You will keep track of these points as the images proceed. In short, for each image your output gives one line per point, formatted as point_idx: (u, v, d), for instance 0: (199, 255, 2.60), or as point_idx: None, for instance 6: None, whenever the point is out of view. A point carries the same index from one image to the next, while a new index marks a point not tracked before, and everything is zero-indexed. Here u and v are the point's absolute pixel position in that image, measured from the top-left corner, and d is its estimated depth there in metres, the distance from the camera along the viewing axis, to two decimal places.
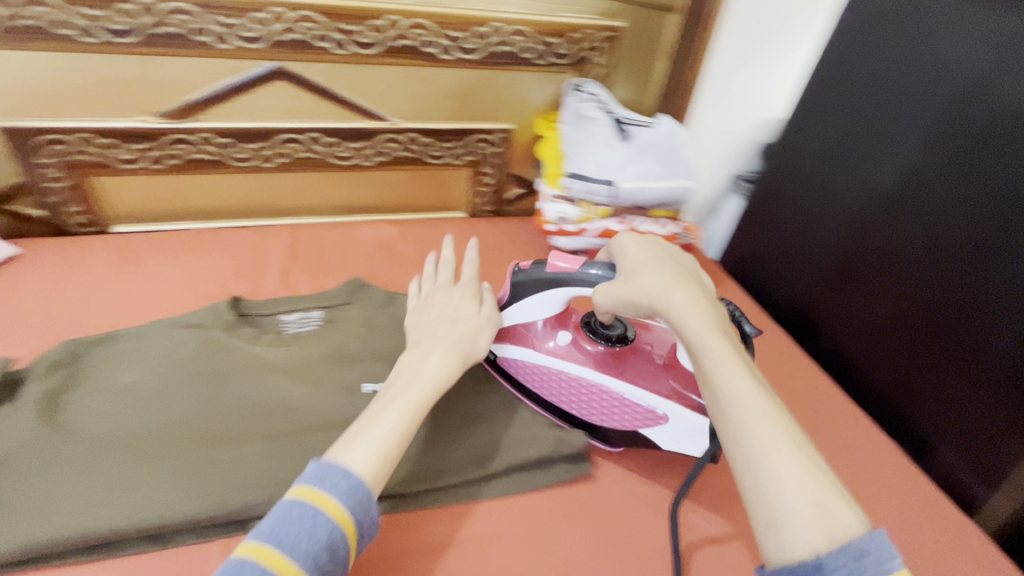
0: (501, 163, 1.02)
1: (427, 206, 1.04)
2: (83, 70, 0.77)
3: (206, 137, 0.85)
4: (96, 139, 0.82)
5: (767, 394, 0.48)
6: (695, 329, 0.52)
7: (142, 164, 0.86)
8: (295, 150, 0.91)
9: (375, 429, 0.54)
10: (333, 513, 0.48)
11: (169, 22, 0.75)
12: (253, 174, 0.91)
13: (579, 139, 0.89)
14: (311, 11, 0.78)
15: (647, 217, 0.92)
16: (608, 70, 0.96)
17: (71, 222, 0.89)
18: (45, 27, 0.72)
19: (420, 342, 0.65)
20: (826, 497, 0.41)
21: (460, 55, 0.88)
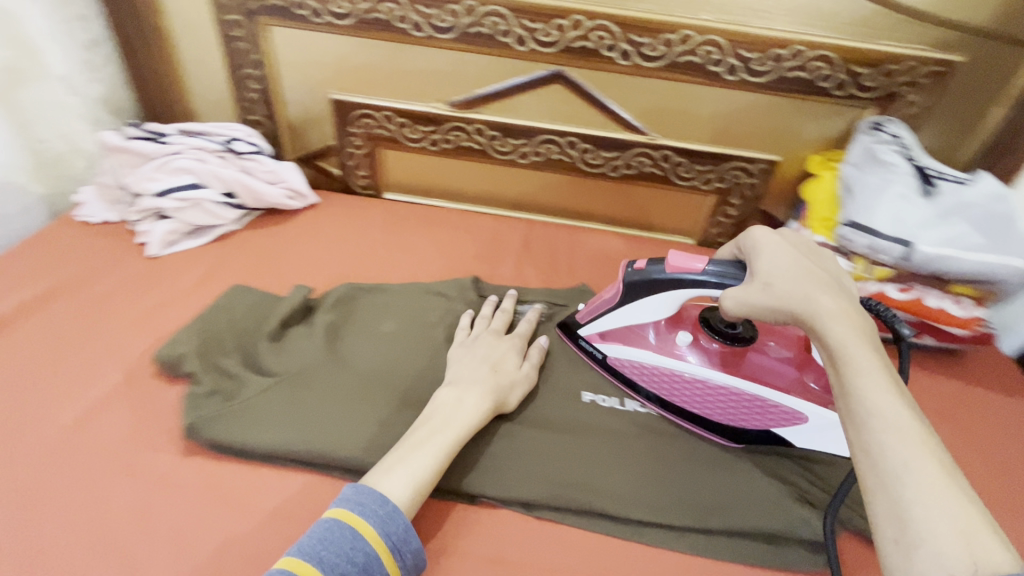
0: (753, 195, 0.94)
1: (658, 225, 1.01)
2: (404, 59, 0.89)
3: (479, 128, 0.94)
4: (395, 117, 0.95)
5: (911, 411, 0.42)
6: (841, 334, 0.46)
7: (423, 143, 0.97)
8: (551, 151, 0.95)
9: (414, 458, 0.54)
10: (368, 538, 0.47)
11: (483, 23, 0.83)
12: (508, 167, 0.98)
13: (871, 186, 0.76)
14: (608, 21, 0.80)
15: (941, 291, 0.77)
16: (919, 111, 0.82)
17: (357, 183, 1.05)
18: (389, 20, 0.85)
19: (459, 380, 0.63)
20: (969, 520, 0.36)
21: (746, 77, 0.82)
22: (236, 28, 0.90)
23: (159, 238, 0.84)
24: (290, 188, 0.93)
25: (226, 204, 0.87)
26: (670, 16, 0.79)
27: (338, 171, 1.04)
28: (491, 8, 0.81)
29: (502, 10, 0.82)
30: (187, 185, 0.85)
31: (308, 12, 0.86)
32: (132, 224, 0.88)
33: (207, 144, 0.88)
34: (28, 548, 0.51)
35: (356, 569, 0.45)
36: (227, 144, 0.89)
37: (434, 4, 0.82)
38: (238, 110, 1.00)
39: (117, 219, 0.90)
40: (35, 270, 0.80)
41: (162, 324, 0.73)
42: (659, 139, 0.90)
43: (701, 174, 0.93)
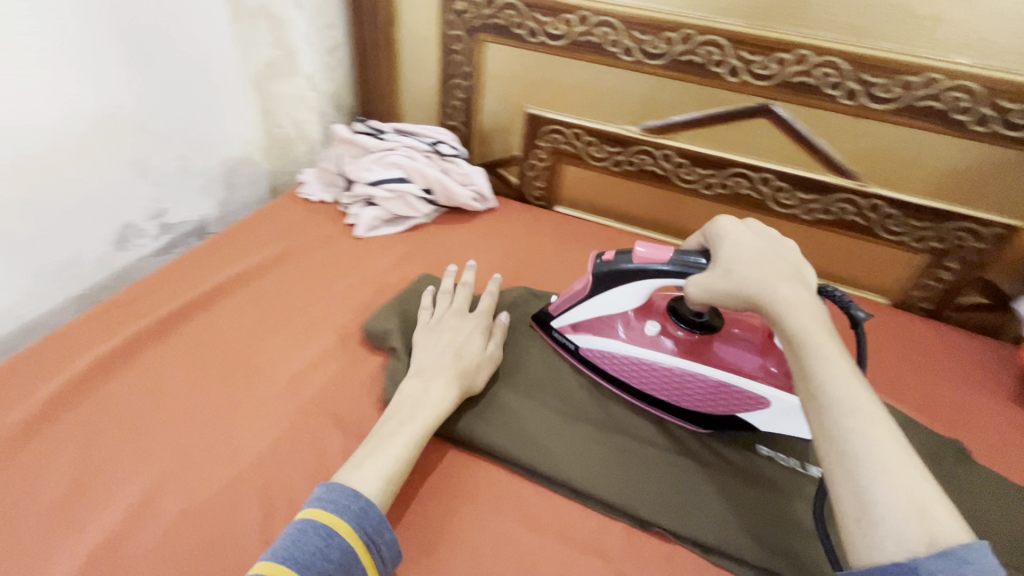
0: (975, 262, 0.84)
1: (845, 278, 0.93)
2: (606, 80, 0.91)
3: (668, 154, 0.93)
4: (584, 136, 0.98)
5: (874, 398, 0.45)
6: (799, 325, 0.50)
7: (605, 163, 0.99)
8: (740, 185, 0.92)
9: (385, 449, 0.56)
10: (343, 533, 0.49)
11: (697, 51, 0.83)
12: (689, 197, 0.96)
13: None
14: (839, 58, 0.76)
15: None
16: None
17: (530, 193, 1.09)
18: (601, 43, 0.88)
19: (425, 372, 0.64)
20: (924, 499, 0.39)
21: (999, 129, 0.73)
22: (456, 41, 0.99)
23: (365, 222, 0.94)
24: (478, 191, 1.00)
25: (423, 199, 0.96)
26: (914, 57, 0.73)
27: (516, 179, 1.10)
28: (710, 37, 0.81)
29: (720, 41, 0.81)
30: (395, 179, 0.95)
31: (525, 31, 0.92)
32: (344, 206, 1.00)
33: (418, 144, 0.98)
34: (259, 473, 0.59)
35: (331, 566, 0.47)
36: (433, 145, 0.99)
37: (651, 31, 0.84)
38: (439, 114, 1.10)
39: (331, 200, 1.03)
40: (269, 235, 0.94)
41: (364, 299, 0.83)
42: (869, 186, 0.83)
43: (914, 230, 0.84)
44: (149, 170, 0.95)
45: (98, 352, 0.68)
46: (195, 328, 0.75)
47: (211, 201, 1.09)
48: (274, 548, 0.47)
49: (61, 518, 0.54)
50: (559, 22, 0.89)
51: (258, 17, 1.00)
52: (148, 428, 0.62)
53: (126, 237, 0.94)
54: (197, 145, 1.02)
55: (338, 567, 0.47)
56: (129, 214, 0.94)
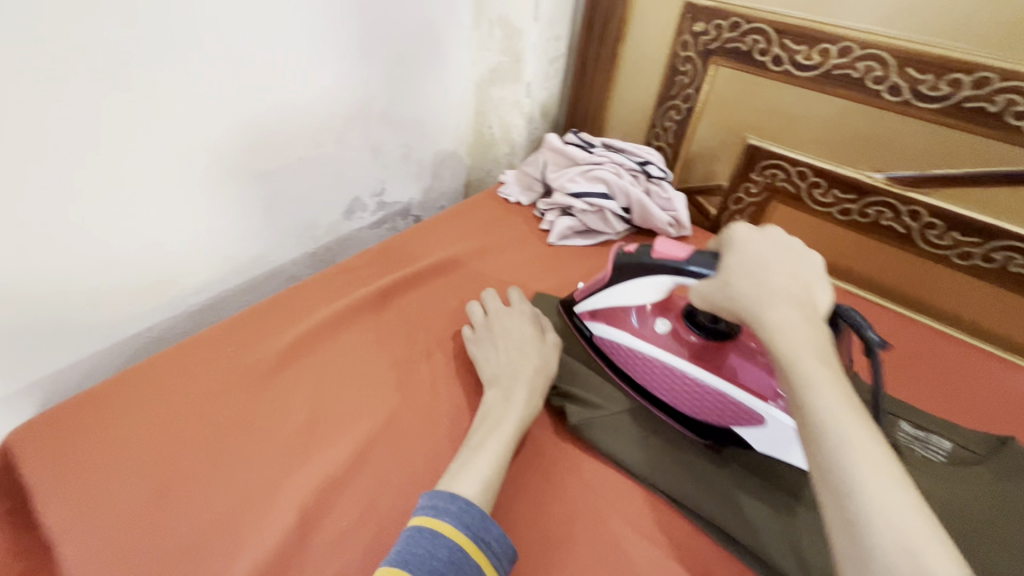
0: None
1: None
2: (854, 120, 0.82)
3: (916, 211, 0.80)
4: (810, 176, 0.89)
5: (870, 431, 0.39)
6: (791, 344, 0.46)
7: (830, 210, 0.89)
8: (1009, 261, 0.76)
9: (479, 456, 0.55)
10: (447, 533, 0.47)
11: (992, 99, 0.70)
12: (931, 263, 0.83)
13: None
14: None
15: None
16: None
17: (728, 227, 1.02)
18: (862, 79, 0.79)
19: (501, 381, 0.65)
20: (918, 534, 0.34)
21: None
22: (686, 63, 0.97)
23: (559, 230, 0.96)
24: (677, 218, 0.96)
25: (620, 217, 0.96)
26: None
27: (715, 210, 1.03)
28: (1017, 84, 0.68)
29: None
30: (598, 193, 0.95)
31: (769, 59, 0.87)
32: (539, 211, 1.03)
33: (626, 162, 0.98)
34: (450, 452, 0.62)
35: (443, 565, 0.45)
36: (642, 165, 0.98)
37: (934, 70, 0.73)
38: (647, 133, 1.08)
39: (527, 203, 1.07)
40: (469, 227, 1.00)
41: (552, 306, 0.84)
42: None
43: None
44: (382, 153, 1.07)
45: (331, 308, 0.78)
46: (404, 303, 0.82)
47: (418, 187, 1.20)
48: (392, 553, 0.47)
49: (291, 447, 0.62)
50: (815, 52, 0.81)
51: (496, 26, 1.08)
52: (362, 385, 0.69)
53: (352, 209, 1.07)
54: (420, 136, 1.13)
55: (450, 564, 0.46)
56: (358, 189, 1.06)
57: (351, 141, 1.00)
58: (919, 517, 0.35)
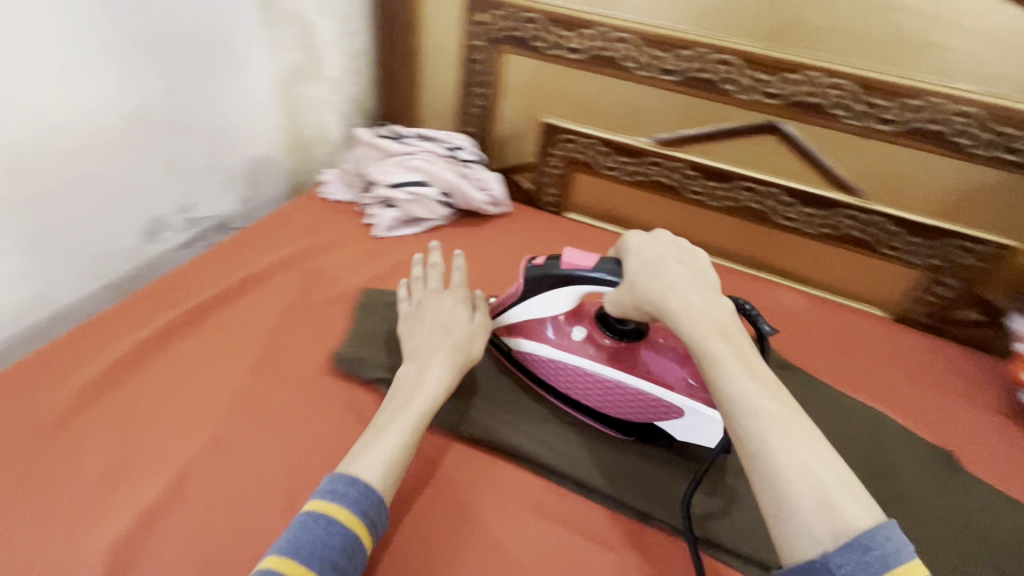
0: (969, 279, 0.87)
1: (850, 291, 0.96)
2: (618, 94, 0.95)
3: (678, 166, 0.96)
4: (597, 146, 1.01)
5: (786, 404, 0.45)
6: (694, 329, 0.50)
7: (618, 173, 1.02)
8: (744, 198, 0.94)
9: (383, 436, 0.55)
10: (343, 520, 0.49)
11: (710, 69, 0.86)
12: (695, 207, 0.99)
13: None
14: (846, 80, 0.80)
15: None
16: None
17: (545, 200, 1.12)
18: (618, 58, 0.91)
19: (419, 354, 0.65)
20: (833, 489, 0.39)
21: (999, 155, 0.77)
22: (478, 53, 1.03)
23: (386, 222, 0.98)
24: (494, 196, 1.04)
25: (441, 202, 1.00)
26: (918, 82, 0.77)
27: (529, 185, 1.13)
28: (724, 56, 0.84)
29: (735, 61, 0.84)
30: (416, 182, 0.99)
31: (542, 44, 0.96)
32: (364, 207, 1.04)
33: (438, 149, 1.03)
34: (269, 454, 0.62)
35: (338, 553, 0.47)
36: (453, 151, 1.04)
37: (668, 49, 0.87)
38: (458, 120, 1.13)
39: (352, 199, 1.06)
40: (291, 232, 0.97)
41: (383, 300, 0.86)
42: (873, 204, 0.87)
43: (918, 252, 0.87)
44: (180, 166, 0.98)
45: (129, 342, 0.71)
46: (222, 320, 0.78)
47: (235, 197, 1.12)
48: (282, 541, 0.47)
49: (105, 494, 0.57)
50: (579, 38, 0.92)
51: (287, 23, 1.04)
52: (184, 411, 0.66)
53: (155, 229, 0.98)
54: (225, 143, 1.05)
55: (344, 551, 0.47)
56: (157, 207, 0.97)
57: (139, 158, 0.91)
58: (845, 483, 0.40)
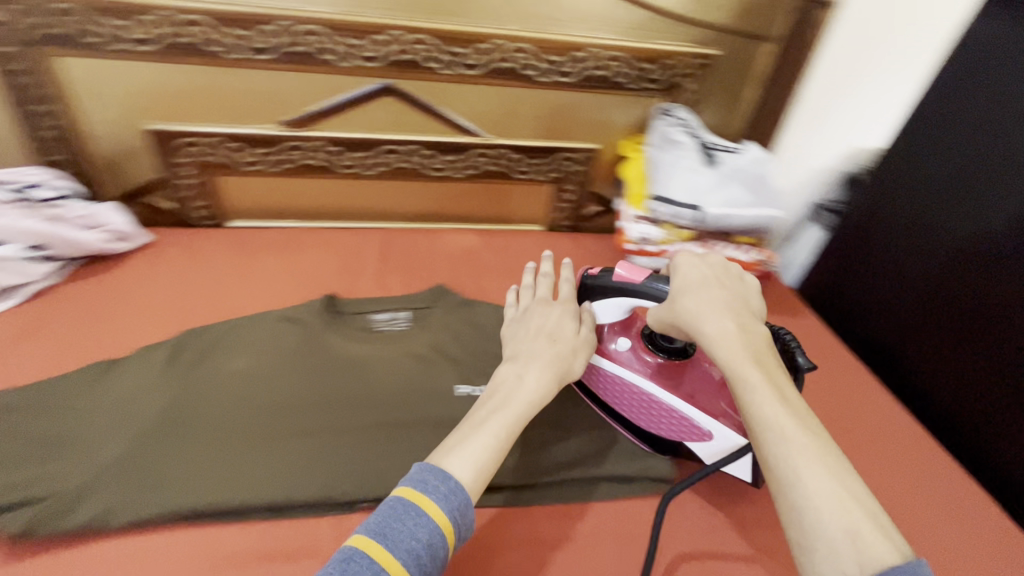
0: (580, 181, 1.25)
1: (492, 215, 1.27)
2: (319, 79, 1.01)
3: (414, 148, 1.12)
4: (329, 146, 1.09)
5: (812, 435, 0.54)
6: (731, 361, 0.61)
7: (304, 164, 1.11)
8: (483, 163, 1.17)
9: (473, 442, 0.62)
10: (437, 520, 0.54)
11: (409, 49, 1.00)
12: (439, 182, 1.19)
13: (669, 162, 1.12)
14: (524, 43, 1.02)
15: (730, 242, 1.16)
16: (698, 96, 1.18)
17: (194, 215, 1.15)
18: (521, 68, 1.05)
19: (517, 357, 0.75)
20: (860, 528, 0.47)
21: (645, 83, 1.12)
22: (363, 49, 0.98)
23: None
24: (117, 232, 1.04)
25: None
26: (551, 28, 1.02)
27: (207, 205, 1.14)
28: (417, 36, 0.98)
29: (619, 56, 1.07)
30: None
31: (282, 50, 0.97)
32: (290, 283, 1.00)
33: None
34: None
35: (419, 544, 0.53)
36: None
37: (561, 54, 1.05)
38: (337, 160, 1.11)
39: None
40: (58, 348, 0.88)
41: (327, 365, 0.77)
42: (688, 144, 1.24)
43: (544, 168, 1.21)
44: None
45: None
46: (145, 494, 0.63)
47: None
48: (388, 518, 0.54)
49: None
50: (476, 54, 1.02)
51: None
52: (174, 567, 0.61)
53: None
54: None
55: (428, 545, 0.53)
56: None
57: None
58: (851, 498, 0.49)
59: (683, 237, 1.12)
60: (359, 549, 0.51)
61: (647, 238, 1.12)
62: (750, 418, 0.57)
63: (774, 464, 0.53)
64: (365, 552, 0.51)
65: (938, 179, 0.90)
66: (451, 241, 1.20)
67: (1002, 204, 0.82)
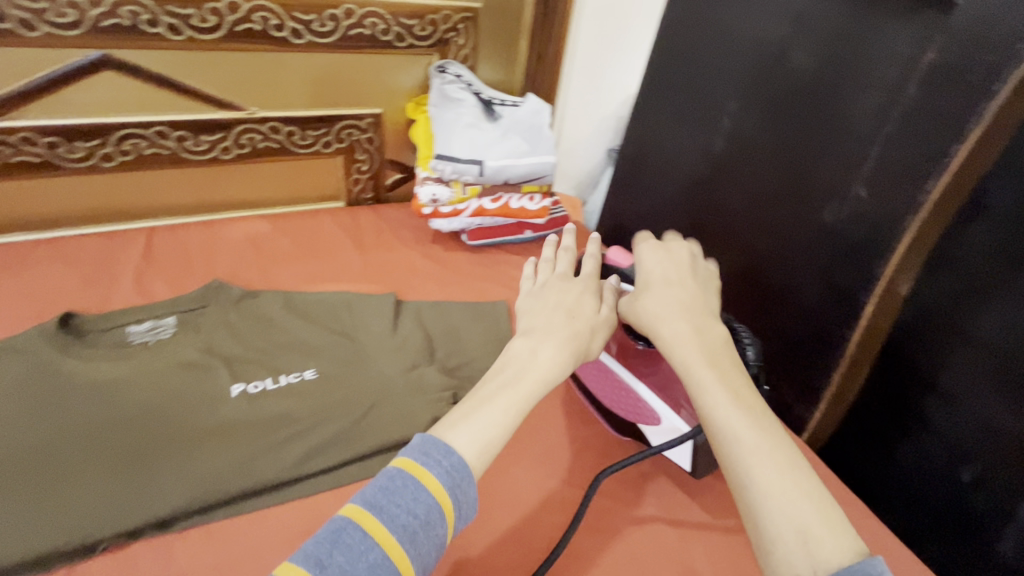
0: (375, 149, 1.16)
1: (310, 197, 1.16)
2: (18, 62, 0.83)
3: (162, 130, 0.95)
4: (43, 139, 0.88)
5: (767, 433, 0.52)
6: (683, 363, 0.58)
7: (31, 159, 0.89)
8: (254, 140, 1.03)
9: (483, 414, 0.53)
10: (434, 491, 0.47)
11: (118, 14, 0.84)
12: (208, 167, 1.02)
13: (446, 121, 1.05)
14: (266, 3, 0.91)
15: (521, 194, 1.12)
16: (469, 50, 1.15)
17: None
18: (266, 28, 0.94)
19: (552, 334, 0.59)
20: (811, 524, 0.45)
21: (414, 41, 1.08)
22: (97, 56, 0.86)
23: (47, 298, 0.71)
24: None
25: None
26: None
27: None
28: None
29: (380, 13, 1.01)
30: None
31: None
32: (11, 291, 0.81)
33: None
34: None
35: (420, 523, 0.46)
36: None
37: (312, 11, 0.96)
38: (72, 156, 0.92)
39: None
40: None
41: (63, 388, 0.63)
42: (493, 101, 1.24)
43: (328, 140, 1.10)
44: None
45: None
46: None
47: None
48: (370, 493, 0.46)
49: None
50: (208, 15, 0.89)
51: None
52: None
53: None
54: None
55: (427, 524, 0.46)
56: None
57: None
58: (805, 495, 0.47)
59: (474, 194, 1.07)
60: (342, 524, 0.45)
61: (439, 199, 1.05)
62: (714, 429, 0.53)
63: (732, 468, 0.50)
64: (357, 527, 0.44)
65: (676, 103, 0.93)
66: (239, 229, 1.04)
67: (726, 122, 0.86)
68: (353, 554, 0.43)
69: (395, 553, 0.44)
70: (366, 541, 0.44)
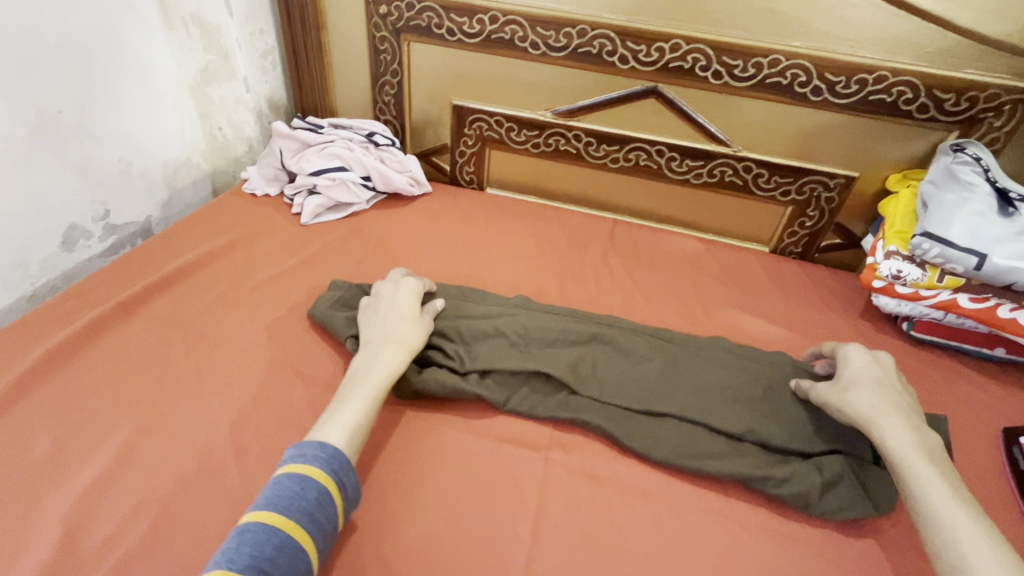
0: (651, 169, 1.07)
1: (586, 201, 1.15)
2: (471, 68, 1.07)
3: (499, 120, 1.10)
4: (478, 123, 1.12)
5: (986, 527, 0.49)
6: (896, 440, 0.57)
7: (386, 116, 1.19)
8: (558, 144, 1.09)
9: (343, 409, 0.61)
10: (319, 479, 0.54)
11: (592, 44, 0.97)
12: (514, 154, 1.14)
13: (947, 202, 0.82)
14: (681, 40, 0.92)
15: (1017, 305, 0.78)
16: (1002, 136, 0.87)
17: None
18: (511, 39, 1.00)
19: (372, 344, 0.69)
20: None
21: (831, 98, 0.90)
22: (383, 42, 1.09)
23: (310, 210, 1.01)
24: (414, 177, 1.10)
25: (362, 185, 1.04)
26: (664, 29, 0.92)
27: None
28: (600, 31, 0.95)
29: (610, 34, 0.94)
30: (336, 168, 1.02)
31: (389, 28, 1.07)
32: (288, 198, 1.08)
33: (354, 136, 1.07)
34: (191, 442, 0.65)
35: (313, 504, 0.52)
36: (368, 137, 1.08)
37: (551, 27, 0.97)
38: (372, 110, 1.19)
39: (274, 193, 1.10)
40: (223, 280, 0.89)
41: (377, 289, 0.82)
42: (741, 151, 1.00)
43: (618, 159, 1.07)
44: (92, 172, 0.99)
45: (60, 333, 0.74)
46: (180, 294, 0.85)
47: (154, 203, 1.14)
48: (261, 498, 0.51)
49: (103, 472, 0.61)
50: (472, 23, 1.01)
51: (191, 25, 1.07)
52: (169, 348, 0.76)
53: (72, 239, 0.99)
54: (138, 148, 1.06)
55: (318, 503, 0.52)
56: (76, 215, 0.98)
57: (45, 163, 0.91)
58: (988, 546, 0.47)
59: (954, 286, 0.81)
60: (256, 528, 0.49)
61: (903, 277, 0.84)
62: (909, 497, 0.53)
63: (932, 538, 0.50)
64: (260, 526, 0.49)
65: None
66: (454, 202, 1.13)
67: None
68: (267, 545, 0.48)
69: (296, 531, 0.50)
70: (276, 535, 0.49)
